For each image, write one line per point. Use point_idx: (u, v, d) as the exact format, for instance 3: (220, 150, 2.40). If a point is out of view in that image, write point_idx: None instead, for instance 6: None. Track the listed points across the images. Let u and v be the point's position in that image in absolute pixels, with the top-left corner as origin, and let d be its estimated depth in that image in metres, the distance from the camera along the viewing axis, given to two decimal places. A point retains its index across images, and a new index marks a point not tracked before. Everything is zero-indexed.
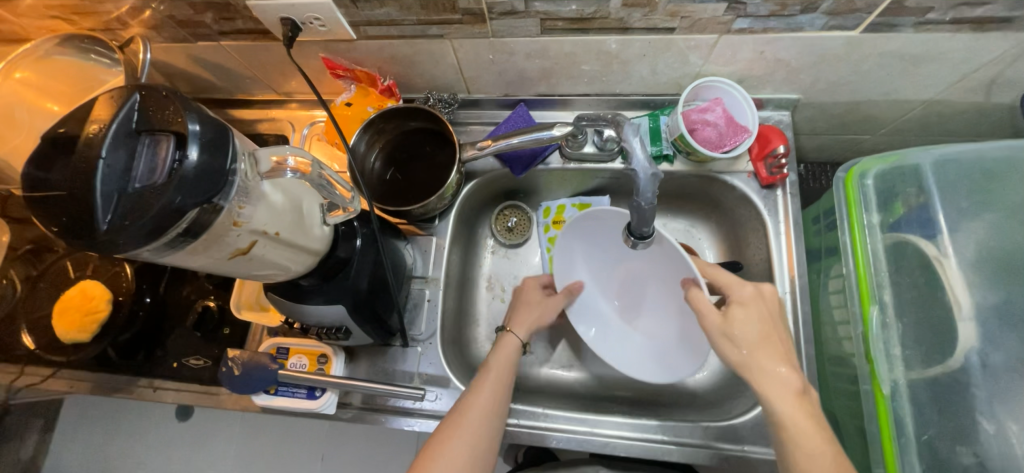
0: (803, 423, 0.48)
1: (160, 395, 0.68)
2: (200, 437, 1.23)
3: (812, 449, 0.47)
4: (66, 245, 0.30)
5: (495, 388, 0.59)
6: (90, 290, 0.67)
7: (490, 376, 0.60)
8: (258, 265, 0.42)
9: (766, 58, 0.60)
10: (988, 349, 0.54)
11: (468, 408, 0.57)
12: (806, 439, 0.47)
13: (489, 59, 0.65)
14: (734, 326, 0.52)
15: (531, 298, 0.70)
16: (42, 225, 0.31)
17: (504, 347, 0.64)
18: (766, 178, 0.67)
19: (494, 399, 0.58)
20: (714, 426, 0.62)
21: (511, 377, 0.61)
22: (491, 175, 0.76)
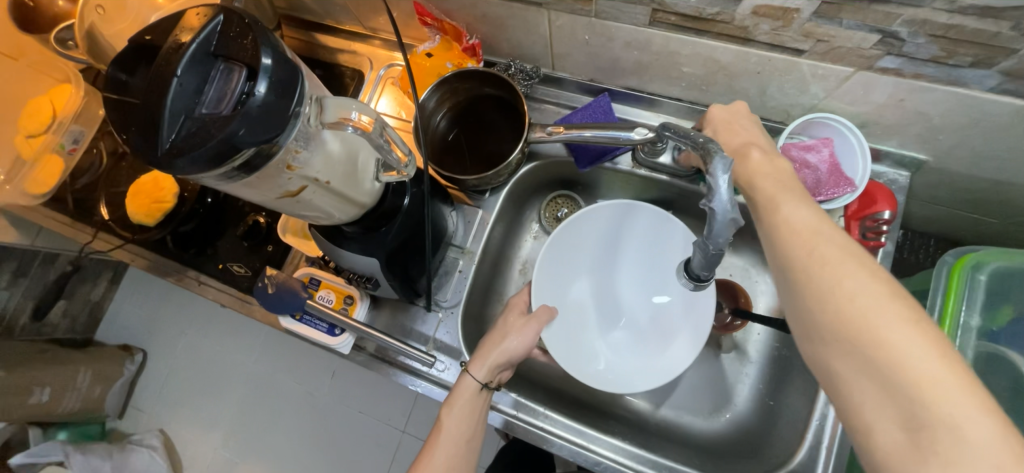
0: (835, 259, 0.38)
1: (202, 289, 0.73)
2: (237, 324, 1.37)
3: (856, 279, 0.36)
4: (132, 155, 0.31)
5: (459, 437, 0.56)
6: (161, 180, 0.73)
7: (452, 423, 0.57)
8: (304, 208, 0.42)
9: (904, 107, 0.51)
10: None
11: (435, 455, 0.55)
12: (841, 270, 0.37)
13: (585, 39, 0.60)
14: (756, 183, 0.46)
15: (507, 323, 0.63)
16: (114, 131, 0.32)
17: (464, 391, 0.58)
18: (856, 241, 0.59)
19: (461, 444, 0.56)
20: None
21: (478, 418, 0.58)
22: (554, 161, 0.73)
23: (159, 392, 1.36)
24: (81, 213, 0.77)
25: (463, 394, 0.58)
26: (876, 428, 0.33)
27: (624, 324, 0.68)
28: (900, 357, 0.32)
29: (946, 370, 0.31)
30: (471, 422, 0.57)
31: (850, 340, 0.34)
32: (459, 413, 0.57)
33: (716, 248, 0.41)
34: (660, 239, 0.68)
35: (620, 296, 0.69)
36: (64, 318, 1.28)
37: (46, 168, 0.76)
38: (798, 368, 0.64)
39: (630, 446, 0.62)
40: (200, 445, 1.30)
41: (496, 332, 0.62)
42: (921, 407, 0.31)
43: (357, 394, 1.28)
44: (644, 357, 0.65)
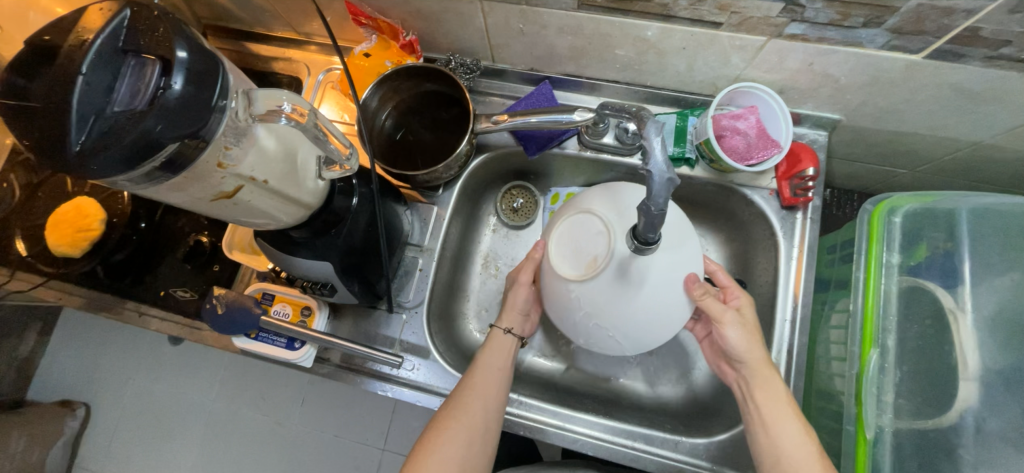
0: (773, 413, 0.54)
1: (145, 321, 0.69)
2: (191, 361, 1.29)
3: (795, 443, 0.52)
4: (37, 160, 0.29)
5: (497, 369, 0.60)
6: (87, 207, 0.67)
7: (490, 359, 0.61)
8: (242, 210, 0.40)
9: (814, 71, 0.56)
10: (987, 414, 0.52)
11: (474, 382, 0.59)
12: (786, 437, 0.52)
13: (520, 28, 0.61)
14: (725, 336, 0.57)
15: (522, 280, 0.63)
16: (15, 138, 0.29)
17: (501, 336, 0.63)
18: (788, 199, 0.63)
19: (498, 377, 0.60)
20: (686, 442, 0.61)
21: (509, 366, 0.62)
22: (503, 151, 0.73)
23: (107, 446, 1.25)
24: None
25: (505, 337, 0.63)
26: None
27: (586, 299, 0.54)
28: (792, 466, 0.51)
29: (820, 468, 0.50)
30: (507, 363, 0.62)
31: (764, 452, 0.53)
32: (500, 351, 0.62)
33: (658, 209, 0.42)
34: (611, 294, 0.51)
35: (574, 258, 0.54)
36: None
37: None
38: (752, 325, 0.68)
39: (604, 419, 0.63)
40: None
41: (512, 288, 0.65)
42: None
43: (329, 417, 1.23)
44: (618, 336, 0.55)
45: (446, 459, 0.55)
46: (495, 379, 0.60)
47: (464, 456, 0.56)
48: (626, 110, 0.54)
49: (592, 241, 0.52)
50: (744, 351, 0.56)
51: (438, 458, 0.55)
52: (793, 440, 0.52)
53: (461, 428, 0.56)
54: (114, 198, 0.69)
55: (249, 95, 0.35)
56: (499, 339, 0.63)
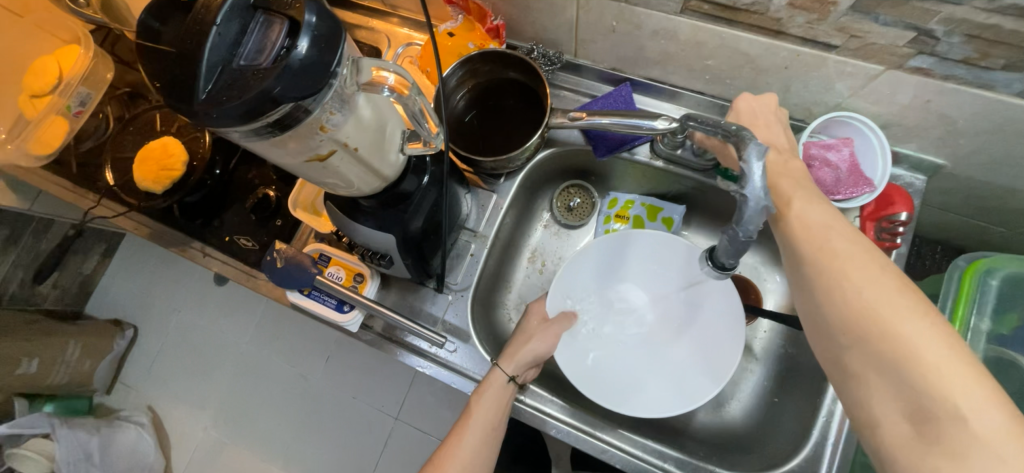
0: (849, 261, 0.42)
1: (208, 261, 0.73)
2: (232, 302, 1.36)
3: (871, 279, 0.41)
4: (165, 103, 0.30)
5: (487, 426, 0.59)
6: (171, 146, 0.70)
7: (478, 418, 0.59)
8: (329, 174, 0.41)
9: (929, 109, 0.51)
10: None
11: (462, 431, 0.59)
12: (856, 270, 0.42)
13: (612, 25, 0.59)
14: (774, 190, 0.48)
15: (528, 326, 0.64)
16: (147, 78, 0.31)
17: (499, 386, 0.60)
18: (871, 242, 0.59)
19: (488, 427, 0.59)
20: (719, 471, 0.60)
21: (501, 420, 0.60)
22: (571, 148, 0.72)
23: (147, 369, 1.34)
24: (90, 178, 0.76)
25: (496, 379, 0.60)
26: (882, 423, 0.40)
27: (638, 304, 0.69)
28: (912, 350, 0.38)
29: (937, 338, 0.38)
30: (499, 409, 0.60)
31: (863, 327, 0.40)
32: (490, 396, 0.59)
33: (746, 236, 0.40)
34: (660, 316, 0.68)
35: (625, 285, 0.69)
36: (54, 290, 1.25)
37: (46, 127, 0.74)
38: (805, 367, 0.65)
39: (635, 435, 0.62)
40: (189, 423, 1.29)
41: (519, 333, 0.63)
42: (920, 386, 0.37)
43: (351, 379, 1.27)
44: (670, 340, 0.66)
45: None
46: (483, 427, 0.58)
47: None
48: (720, 126, 0.50)
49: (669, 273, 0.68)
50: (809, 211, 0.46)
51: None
52: (888, 302, 0.39)
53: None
54: (196, 143, 0.73)
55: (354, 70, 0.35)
56: (491, 380, 0.60)
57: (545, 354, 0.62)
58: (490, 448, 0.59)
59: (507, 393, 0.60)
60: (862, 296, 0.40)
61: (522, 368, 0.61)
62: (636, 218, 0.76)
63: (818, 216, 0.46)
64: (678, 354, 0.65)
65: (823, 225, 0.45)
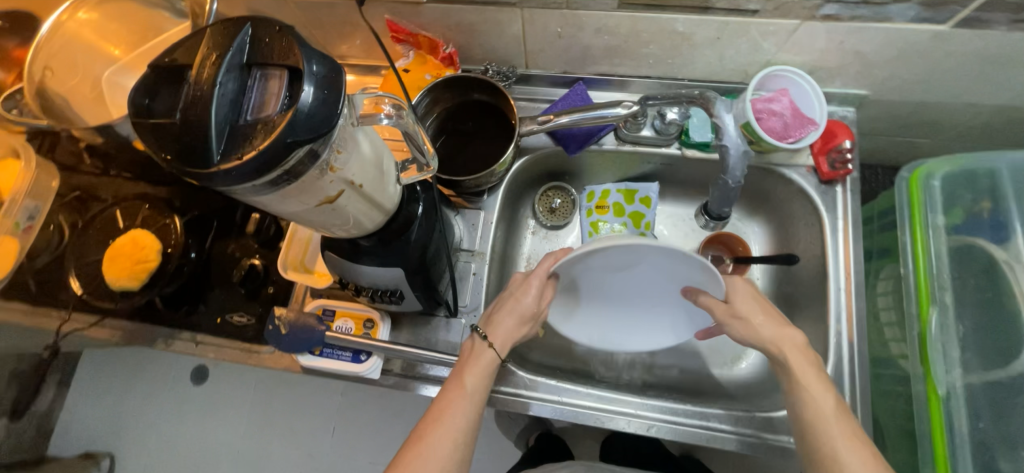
0: (814, 386, 0.50)
1: (202, 349, 0.70)
2: (220, 396, 1.29)
3: (831, 410, 0.49)
4: (179, 172, 0.30)
5: (474, 391, 0.56)
6: (142, 239, 0.67)
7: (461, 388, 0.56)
8: (337, 215, 0.41)
9: (844, 49, 0.59)
10: None
11: (444, 407, 0.54)
12: (820, 404, 0.49)
13: (558, 32, 0.64)
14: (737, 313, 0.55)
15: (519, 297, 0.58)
16: (153, 151, 0.31)
17: (484, 354, 0.58)
18: (827, 173, 0.66)
19: (469, 400, 0.55)
20: (760, 416, 0.62)
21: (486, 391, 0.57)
22: (543, 152, 0.75)
23: None
24: (52, 294, 0.72)
25: (485, 356, 0.58)
26: None
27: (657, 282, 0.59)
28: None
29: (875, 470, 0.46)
30: (485, 384, 0.57)
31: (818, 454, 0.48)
32: (480, 370, 0.57)
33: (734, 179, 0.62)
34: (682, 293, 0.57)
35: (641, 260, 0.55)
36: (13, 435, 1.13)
37: None
38: (804, 301, 0.70)
39: (673, 403, 0.64)
40: None
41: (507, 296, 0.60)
42: None
43: (366, 440, 1.22)
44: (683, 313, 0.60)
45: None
46: (469, 404, 0.55)
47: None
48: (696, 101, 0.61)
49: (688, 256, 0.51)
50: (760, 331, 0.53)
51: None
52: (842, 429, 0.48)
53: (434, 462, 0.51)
54: (166, 229, 0.70)
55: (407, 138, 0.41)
56: (477, 353, 0.58)
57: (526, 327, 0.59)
58: (469, 436, 0.54)
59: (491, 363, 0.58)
60: (825, 426, 0.48)
61: (507, 343, 0.58)
62: (616, 204, 0.80)
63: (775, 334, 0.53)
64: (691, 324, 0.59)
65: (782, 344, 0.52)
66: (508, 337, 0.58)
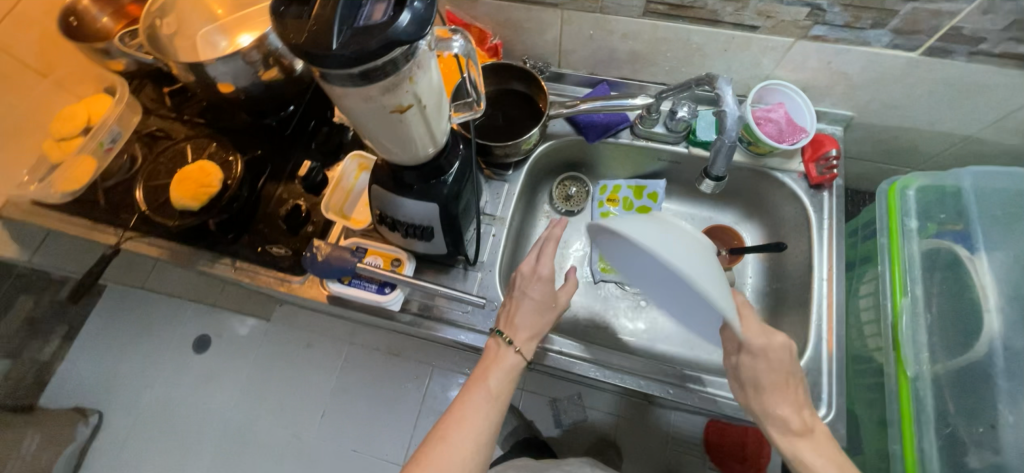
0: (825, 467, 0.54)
1: (240, 274, 0.77)
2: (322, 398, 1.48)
3: None
4: (307, 53, 0.39)
5: (493, 392, 0.62)
6: (208, 167, 0.76)
7: (483, 391, 0.62)
8: (402, 128, 0.50)
9: (831, 69, 0.69)
10: (1013, 336, 0.59)
11: (468, 406, 0.61)
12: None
13: (589, 34, 0.75)
14: (761, 389, 0.58)
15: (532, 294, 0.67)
16: (289, 40, 0.40)
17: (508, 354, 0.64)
18: (816, 178, 0.74)
19: (492, 400, 0.62)
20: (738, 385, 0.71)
21: (507, 394, 0.63)
22: (566, 139, 0.85)
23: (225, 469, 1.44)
24: (112, 212, 0.79)
25: (510, 357, 0.64)
26: None
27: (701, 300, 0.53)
28: None
29: None
30: (508, 384, 0.63)
31: None
32: (504, 370, 0.63)
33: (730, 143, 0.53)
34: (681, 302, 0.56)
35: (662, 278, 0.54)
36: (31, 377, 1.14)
37: (76, 166, 0.79)
38: (791, 294, 0.76)
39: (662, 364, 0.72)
40: None
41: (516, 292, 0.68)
42: None
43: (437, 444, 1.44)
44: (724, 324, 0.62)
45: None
46: (493, 402, 0.62)
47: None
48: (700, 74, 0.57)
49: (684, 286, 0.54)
50: (773, 403, 0.57)
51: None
52: None
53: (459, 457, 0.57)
54: (229, 165, 0.79)
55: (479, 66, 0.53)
56: (503, 356, 0.64)
57: (540, 324, 0.67)
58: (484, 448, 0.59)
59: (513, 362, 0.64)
60: None
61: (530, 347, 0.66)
62: (625, 198, 0.89)
63: (782, 406, 0.57)
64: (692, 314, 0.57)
65: (791, 417, 0.56)
66: (531, 339, 0.66)
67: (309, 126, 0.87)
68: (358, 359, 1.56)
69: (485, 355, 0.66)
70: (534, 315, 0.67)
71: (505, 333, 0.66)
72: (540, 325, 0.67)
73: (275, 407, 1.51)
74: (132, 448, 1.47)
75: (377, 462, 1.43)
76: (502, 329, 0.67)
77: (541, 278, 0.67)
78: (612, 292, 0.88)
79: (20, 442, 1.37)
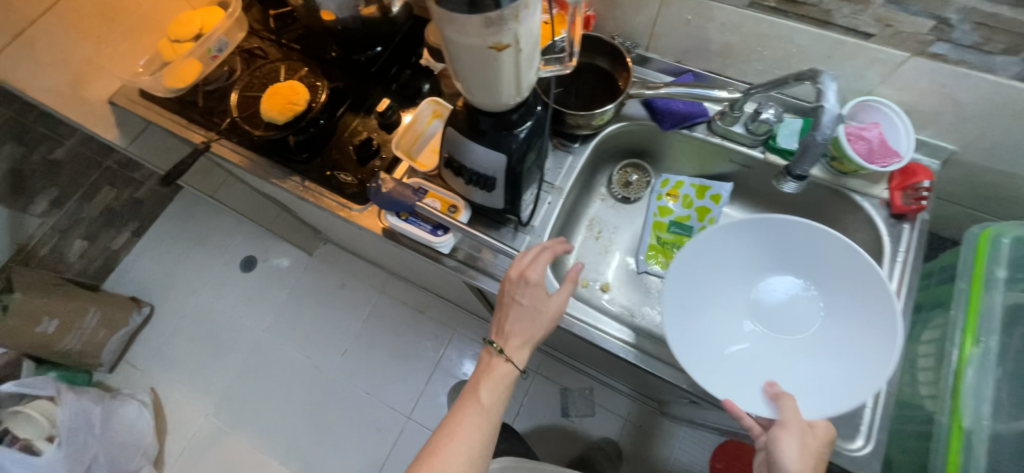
0: None
1: (306, 192, 0.81)
2: (362, 352, 1.57)
3: None
4: None
5: (486, 409, 0.64)
6: (298, 88, 0.81)
7: (476, 411, 0.63)
8: (494, 68, 0.51)
9: (943, 94, 0.65)
10: None
11: (462, 421, 0.63)
12: None
13: (687, 19, 0.74)
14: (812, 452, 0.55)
15: (521, 299, 0.66)
16: None
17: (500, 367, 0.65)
18: (899, 207, 0.69)
19: (484, 413, 0.63)
20: None
21: (498, 414, 0.64)
22: (639, 124, 0.84)
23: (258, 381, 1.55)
24: (205, 115, 0.86)
25: (503, 369, 0.66)
26: None
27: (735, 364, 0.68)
28: None
29: None
30: (498, 396, 0.65)
31: None
32: (496, 382, 0.65)
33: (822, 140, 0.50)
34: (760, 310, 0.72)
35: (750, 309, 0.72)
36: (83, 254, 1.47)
37: (181, 67, 0.84)
38: None
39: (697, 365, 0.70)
40: (279, 419, 1.49)
41: (507, 296, 0.68)
42: None
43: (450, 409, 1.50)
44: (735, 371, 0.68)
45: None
46: (484, 415, 0.63)
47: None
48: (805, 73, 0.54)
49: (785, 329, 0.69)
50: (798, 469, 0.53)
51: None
52: None
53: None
54: (315, 89, 0.84)
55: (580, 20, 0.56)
56: (496, 369, 0.66)
57: (535, 331, 0.66)
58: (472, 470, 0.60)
59: (507, 374, 0.66)
60: None
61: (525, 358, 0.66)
62: (685, 195, 0.88)
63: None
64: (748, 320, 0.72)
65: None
66: (524, 350, 0.66)
67: (391, 71, 0.89)
68: (387, 308, 1.62)
69: (479, 366, 0.68)
70: (527, 319, 0.66)
71: (496, 343, 0.67)
72: (533, 335, 0.66)
73: (304, 334, 1.60)
74: (173, 344, 1.61)
75: (386, 409, 1.49)
76: (495, 338, 0.68)
77: (528, 284, 0.66)
78: (654, 286, 0.88)
79: (85, 314, 1.42)
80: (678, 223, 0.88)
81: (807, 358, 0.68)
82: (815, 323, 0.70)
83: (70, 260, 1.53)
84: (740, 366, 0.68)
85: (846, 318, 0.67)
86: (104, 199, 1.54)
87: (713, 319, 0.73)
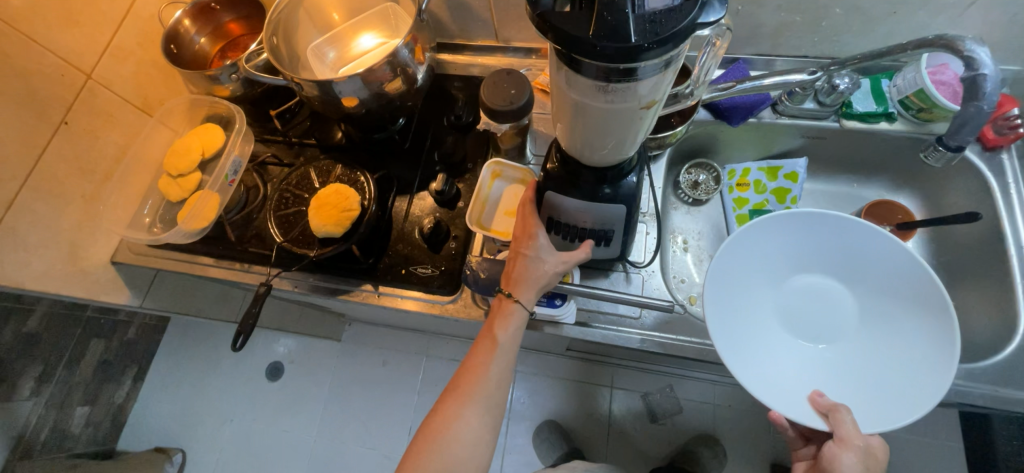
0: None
1: (386, 299, 0.72)
2: None
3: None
4: (599, 48, 0.33)
5: (510, 351, 0.59)
6: (343, 190, 0.71)
7: (500, 355, 0.59)
8: (633, 123, 0.46)
9: (1015, 22, 0.65)
10: None
11: (479, 360, 0.59)
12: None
13: (737, 10, 0.70)
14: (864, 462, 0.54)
15: (541, 244, 0.60)
16: (568, 31, 0.34)
17: (515, 310, 0.59)
18: (993, 139, 0.69)
19: (499, 351, 0.59)
20: (974, 369, 0.63)
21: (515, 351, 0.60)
22: (704, 125, 0.81)
23: None
24: (237, 249, 0.76)
25: (514, 313, 0.59)
26: None
27: (765, 373, 0.59)
28: None
29: None
30: (514, 335, 0.60)
31: None
32: (510, 324, 0.59)
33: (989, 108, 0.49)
34: (812, 306, 0.66)
35: (801, 303, 0.66)
36: (87, 427, 1.34)
37: (201, 202, 0.73)
38: (969, 265, 0.73)
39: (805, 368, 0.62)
40: None
41: (520, 240, 0.61)
42: None
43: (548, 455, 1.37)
44: (775, 382, 0.58)
45: (462, 443, 0.56)
46: (500, 356, 0.59)
47: (472, 452, 0.56)
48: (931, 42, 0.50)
49: (828, 318, 0.65)
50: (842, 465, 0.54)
51: (441, 456, 0.55)
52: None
53: (477, 415, 0.57)
54: (357, 184, 0.75)
55: (720, 61, 0.49)
56: (511, 315, 0.59)
57: (549, 285, 0.61)
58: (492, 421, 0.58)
59: (518, 317, 0.59)
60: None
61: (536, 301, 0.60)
62: (757, 181, 0.84)
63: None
64: (796, 313, 0.66)
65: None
66: (529, 291, 0.60)
67: (425, 141, 0.81)
68: (437, 370, 1.47)
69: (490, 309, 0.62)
70: (551, 270, 0.60)
71: (508, 287, 0.60)
72: (536, 280, 0.60)
73: (360, 426, 1.43)
74: None
75: None
76: (505, 285, 0.61)
77: (533, 235, 0.60)
78: None
79: None
80: (758, 210, 0.84)
81: (849, 346, 0.63)
82: (859, 304, 0.64)
83: (74, 433, 1.30)
84: (775, 380, 0.59)
85: (883, 322, 0.62)
86: (94, 354, 1.27)
87: (761, 323, 0.64)
